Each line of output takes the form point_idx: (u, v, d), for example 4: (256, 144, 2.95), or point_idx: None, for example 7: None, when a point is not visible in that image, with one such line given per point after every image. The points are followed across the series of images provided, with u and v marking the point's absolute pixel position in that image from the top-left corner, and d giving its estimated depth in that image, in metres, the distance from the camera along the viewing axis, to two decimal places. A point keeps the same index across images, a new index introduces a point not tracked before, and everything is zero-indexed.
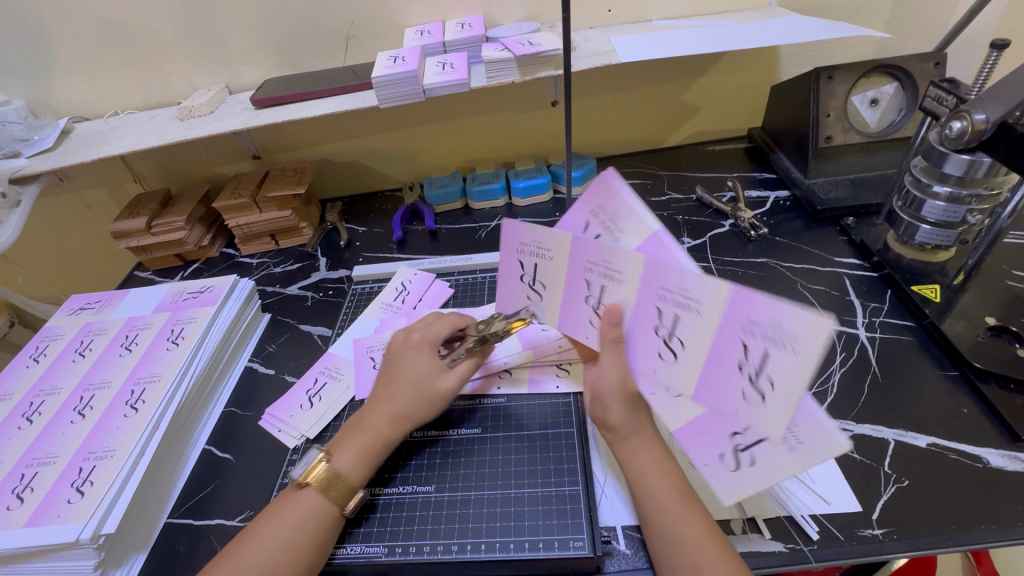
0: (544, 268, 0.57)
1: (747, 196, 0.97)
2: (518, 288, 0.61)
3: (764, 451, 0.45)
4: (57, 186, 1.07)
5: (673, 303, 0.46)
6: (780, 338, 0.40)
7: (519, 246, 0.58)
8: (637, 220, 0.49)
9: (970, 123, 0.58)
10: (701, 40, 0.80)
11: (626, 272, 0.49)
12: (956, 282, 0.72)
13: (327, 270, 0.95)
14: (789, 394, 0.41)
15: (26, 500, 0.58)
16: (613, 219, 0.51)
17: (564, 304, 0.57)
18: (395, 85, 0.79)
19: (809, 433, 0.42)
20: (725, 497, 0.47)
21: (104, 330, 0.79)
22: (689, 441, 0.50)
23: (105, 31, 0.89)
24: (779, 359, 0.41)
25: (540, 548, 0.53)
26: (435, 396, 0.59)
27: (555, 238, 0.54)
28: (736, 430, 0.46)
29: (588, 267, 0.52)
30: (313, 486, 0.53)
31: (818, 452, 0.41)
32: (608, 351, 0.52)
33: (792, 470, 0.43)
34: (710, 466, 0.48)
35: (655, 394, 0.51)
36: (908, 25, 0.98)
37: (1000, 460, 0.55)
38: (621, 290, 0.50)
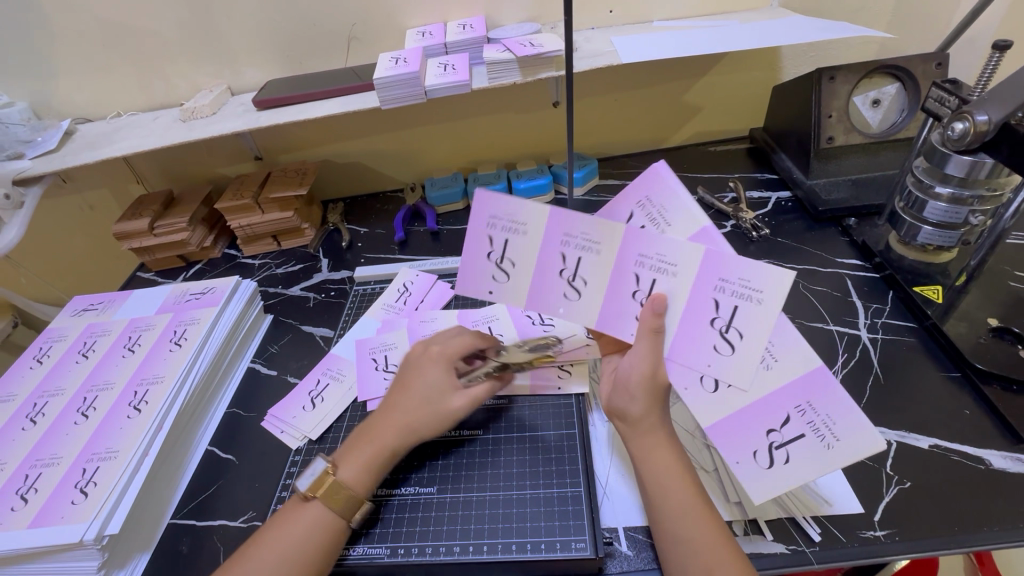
0: (515, 245, 0.51)
1: (748, 196, 0.97)
2: (480, 268, 0.53)
3: (801, 447, 0.48)
4: (60, 187, 1.07)
5: (651, 269, 0.48)
6: (749, 295, 0.46)
7: (489, 220, 0.50)
8: (685, 210, 0.48)
9: (972, 124, 0.58)
10: (704, 40, 0.80)
11: (604, 241, 0.48)
12: (958, 283, 0.72)
13: (328, 271, 0.96)
14: (790, 368, 0.47)
15: (30, 500, 0.58)
16: (658, 211, 0.50)
17: (534, 282, 0.52)
18: (396, 85, 0.79)
19: (844, 428, 0.46)
20: (755, 494, 0.48)
21: (108, 331, 0.79)
22: (722, 439, 0.50)
23: (107, 33, 0.90)
24: (747, 314, 0.46)
25: (542, 549, 0.53)
26: (446, 412, 0.58)
27: (534, 211, 0.49)
28: (774, 427, 0.49)
29: (565, 240, 0.49)
30: (319, 499, 0.53)
31: (856, 447, 0.46)
32: (642, 338, 0.50)
33: (829, 466, 0.47)
34: (742, 463, 0.49)
35: (686, 389, 0.51)
36: (909, 25, 0.98)
37: (1003, 462, 0.55)
38: (599, 260, 0.49)
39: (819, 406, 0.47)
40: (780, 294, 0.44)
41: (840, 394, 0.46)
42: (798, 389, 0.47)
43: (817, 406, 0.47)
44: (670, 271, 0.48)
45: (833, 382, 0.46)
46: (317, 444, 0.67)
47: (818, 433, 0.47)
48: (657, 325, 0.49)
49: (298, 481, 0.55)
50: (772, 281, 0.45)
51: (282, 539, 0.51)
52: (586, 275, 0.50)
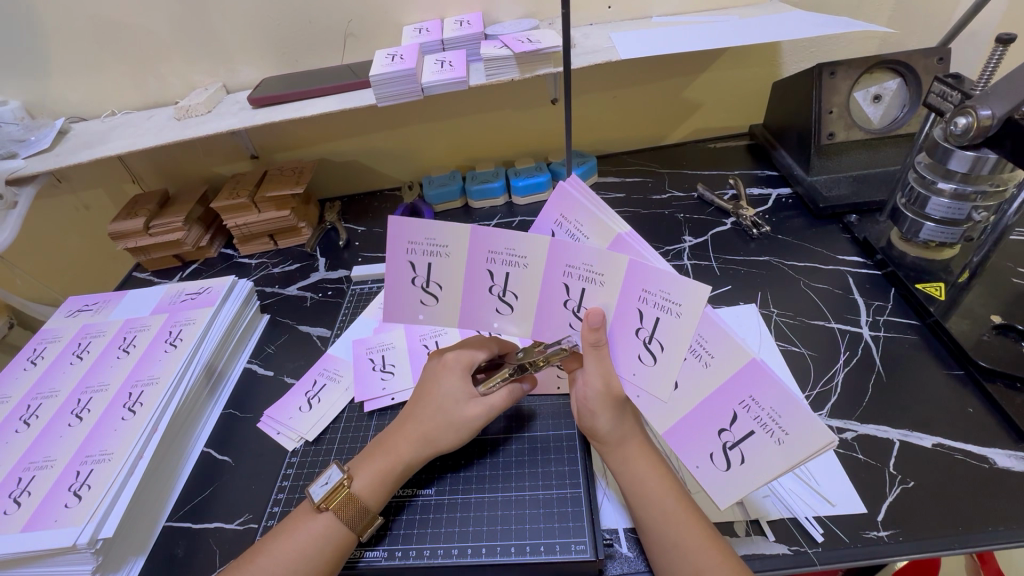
0: (439, 268, 0.49)
1: (749, 193, 0.97)
2: (406, 295, 0.51)
3: (753, 445, 0.44)
4: (55, 187, 1.07)
5: (580, 278, 0.46)
6: (669, 307, 0.43)
7: (406, 246, 0.47)
8: (597, 221, 0.47)
9: (976, 118, 0.57)
10: (703, 35, 0.80)
11: (530, 257, 0.46)
12: (961, 280, 0.71)
13: (326, 270, 0.95)
14: (729, 365, 0.43)
15: (23, 504, 0.57)
16: (575, 226, 0.48)
17: (467, 300, 0.51)
18: (393, 83, 0.78)
19: (791, 422, 0.41)
20: (721, 499, 0.47)
21: (103, 332, 0.78)
22: (679, 444, 0.49)
23: (101, 31, 0.89)
24: (668, 325, 0.44)
25: (541, 552, 0.53)
26: (462, 421, 0.57)
27: (453, 233, 0.46)
28: (724, 427, 0.45)
29: (490, 257, 0.47)
30: (331, 511, 0.52)
31: (806, 442, 0.41)
32: (591, 354, 0.49)
33: (783, 463, 0.43)
34: (702, 467, 0.48)
35: (639, 396, 0.50)
36: (910, 19, 0.97)
37: (1008, 461, 0.55)
38: (528, 274, 0.47)
39: (763, 401, 0.42)
40: (699, 307, 0.41)
41: (781, 387, 0.41)
42: (739, 383, 0.43)
43: (760, 401, 0.42)
44: (598, 282, 0.45)
45: (770, 372, 0.41)
46: (314, 445, 0.66)
47: (767, 428, 0.43)
48: (596, 339, 0.48)
49: (311, 489, 0.54)
50: (686, 291, 0.41)
51: (292, 549, 0.50)
52: (515, 290, 0.49)
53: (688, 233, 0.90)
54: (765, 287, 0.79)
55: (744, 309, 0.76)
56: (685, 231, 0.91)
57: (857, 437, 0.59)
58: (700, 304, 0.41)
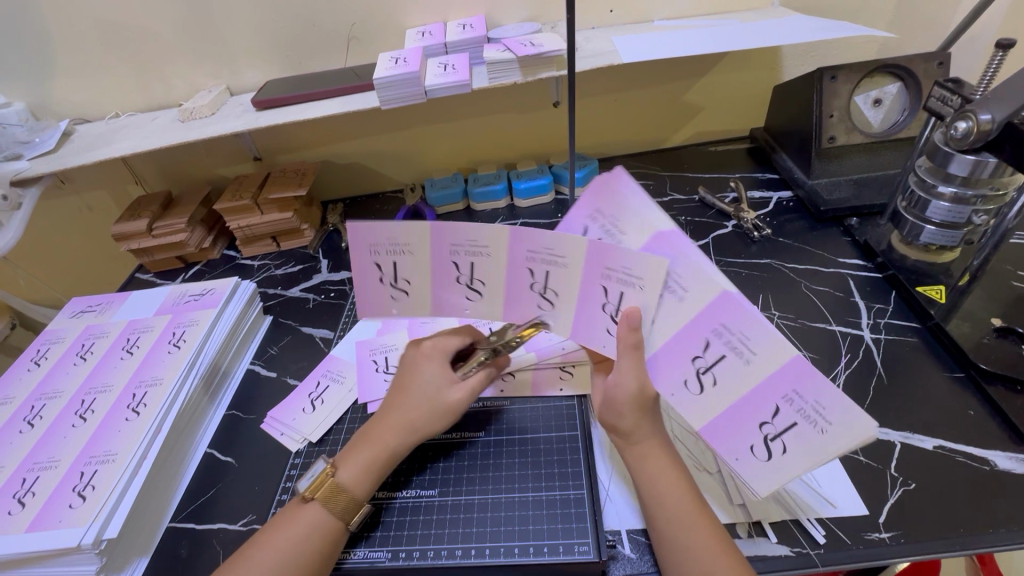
0: (405, 265, 0.51)
1: (750, 196, 0.97)
2: (377, 292, 0.54)
3: (796, 438, 0.44)
4: (58, 189, 1.07)
5: (620, 280, 0.47)
6: (676, 291, 0.45)
7: (371, 248, 0.50)
8: (639, 217, 0.47)
9: (976, 123, 0.58)
10: (705, 39, 0.80)
11: (491, 245, 0.48)
12: (962, 283, 0.70)
13: (328, 272, 0.95)
14: (770, 359, 0.43)
15: (27, 504, 0.57)
16: (611, 221, 0.49)
17: (437, 291, 0.53)
18: (397, 86, 0.79)
19: (836, 413, 0.41)
20: (762, 489, 0.47)
21: (106, 333, 0.79)
22: (717, 439, 0.49)
23: (105, 33, 0.89)
24: (667, 306, 0.46)
25: (544, 553, 0.53)
26: (444, 407, 0.58)
27: (413, 232, 0.48)
28: (766, 420, 0.45)
29: (453, 250, 0.49)
30: (318, 500, 0.53)
31: (849, 433, 0.41)
32: (626, 357, 0.49)
33: (827, 454, 0.43)
34: (742, 460, 0.48)
35: (673, 394, 0.50)
36: (910, 24, 0.98)
37: (1008, 463, 0.55)
38: (492, 261, 0.50)
39: (807, 394, 0.42)
40: (703, 292, 0.44)
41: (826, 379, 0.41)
42: (781, 377, 0.43)
43: (805, 394, 0.42)
44: (636, 284, 0.46)
45: (813, 365, 0.41)
46: (318, 446, 0.66)
47: (810, 420, 0.43)
48: (636, 339, 0.48)
49: (298, 483, 0.55)
50: (698, 279, 0.44)
51: (280, 541, 0.50)
52: (482, 277, 0.51)
53: (689, 235, 0.91)
54: (767, 289, 0.79)
55: None
56: (686, 234, 0.91)
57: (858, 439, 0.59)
58: (705, 290, 0.44)
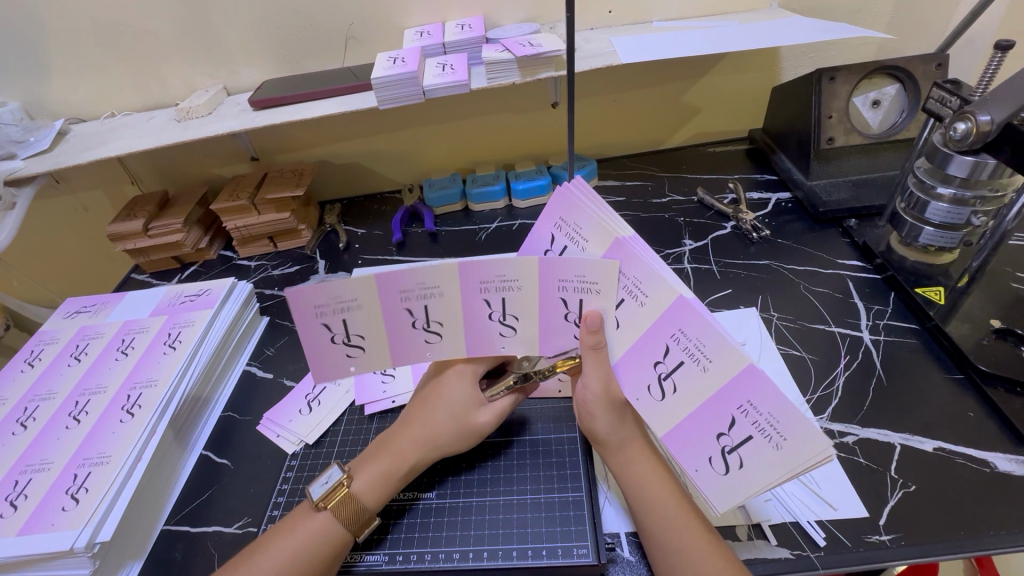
0: (355, 320, 0.49)
1: (748, 197, 0.97)
2: (330, 353, 0.51)
3: (752, 451, 0.43)
4: (53, 188, 1.06)
5: (576, 290, 0.47)
6: (636, 295, 0.45)
7: (316, 311, 0.47)
8: (597, 224, 0.46)
9: (975, 124, 0.57)
10: (704, 40, 0.80)
11: (443, 285, 0.47)
12: (960, 285, 0.71)
13: (326, 272, 0.95)
14: (726, 368, 0.43)
15: (19, 507, 0.57)
16: (575, 229, 0.48)
17: (394, 339, 0.51)
18: (395, 86, 0.78)
19: (790, 427, 0.41)
20: (720, 505, 0.46)
21: (101, 333, 0.78)
22: (677, 448, 0.48)
23: (101, 32, 0.89)
24: (629, 309, 0.46)
25: (542, 556, 0.52)
26: (469, 429, 0.57)
27: (359, 285, 0.47)
28: (722, 431, 0.45)
29: (404, 296, 0.48)
30: (331, 512, 0.52)
31: (805, 450, 0.40)
32: (588, 358, 0.50)
33: (781, 470, 0.42)
34: (701, 472, 0.47)
35: (638, 399, 0.50)
36: (908, 26, 0.98)
37: (1008, 465, 0.55)
38: (446, 302, 0.48)
39: (762, 406, 0.42)
40: (663, 300, 0.44)
41: (779, 391, 0.40)
42: (737, 388, 0.43)
43: (759, 406, 0.42)
44: (595, 290, 0.47)
45: (764, 376, 0.41)
46: (314, 448, 0.66)
47: (766, 434, 0.42)
48: (596, 341, 0.48)
49: (311, 488, 0.53)
50: (657, 285, 0.44)
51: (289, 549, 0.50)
52: (438, 319, 0.50)
53: (688, 236, 0.91)
54: (766, 291, 0.79)
55: (744, 313, 0.76)
56: (685, 235, 0.91)
57: (859, 441, 0.59)
58: (665, 297, 0.44)
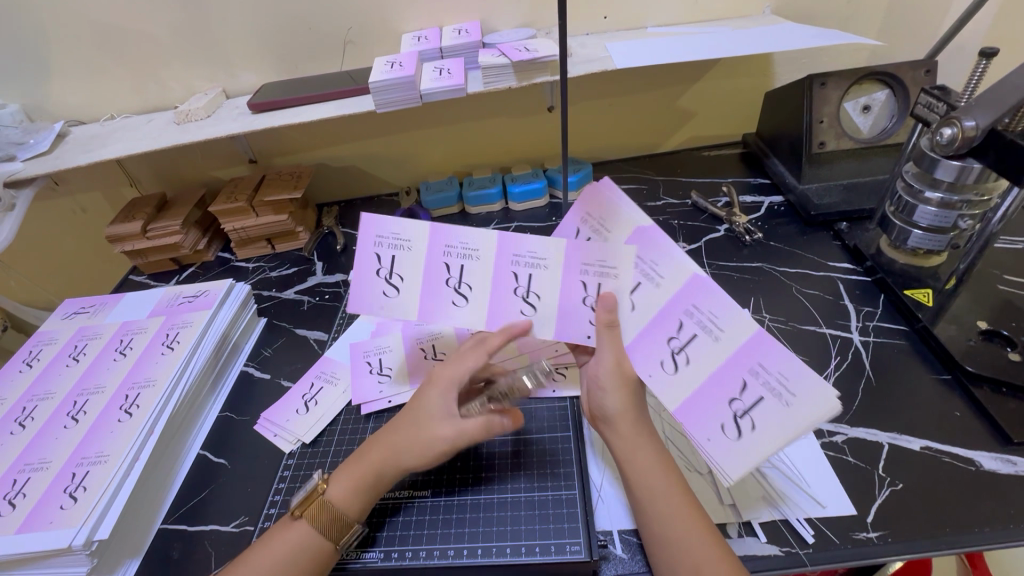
0: (403, 261, 0.54)
1: (742, 201, 0.98)
2: (370, 286, 0.55)
3: (763, 412, 0.45)
4: (52, 190, 1.07)
5: (595, 274, 0.51)
6: (653, 277, 0.49)
7: (375, 240, 0.54)
8: (620, 216, 0.51)
9: (961, 129, 0.59)
10: (697, 46, 0.81)
11: (482, 248, 0.53)
12: (948, 286, 0.72)
13: (323, 274, 0.95)
14: (737, 336, 0.46)
15: (18, 506, 0.57)
16: (599, 222, 0.52)
17: (424, 295, 0.55)
18: (392, 90, 0.79)
19: (798, 382, 0.44)
20: (730, 472, 0.46)
21: (99, 334, 0.79)
22: (688, 419, 0.49)
23: (102, 35, 0.89)
24: (646, 291, 0.50)
25: (535, 552, 0.53)
26: (429, 439, 0.54)
27: (415, 227, 0.53)
28: (734, 395, 0.47)
29: (447, 251, 0.54)
30: (308, 519, 0.53)
31: (812, 402, 0.43)
32: (603, 338, 0.52)
33: (791, 428, 0.44)
34: (712, 441, 0.48)
35: (650, 375, 0.51)
36: (898, 31, 0.99)
37: (993, 463, 0.56)
38: (480, 265, 0.54)
39: (772, 366, 0.45)
40: (678, 279, 0.48)
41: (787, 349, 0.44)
42: (748, 352, 0.46)
43: (769, 366, 0.45)
44: (610, 274, 0.51)
45: (771, 337, 0.45)
46: (311, 447, 0.66)
47: (774, 392, 0.45)
48: (611, 320, 0.51)
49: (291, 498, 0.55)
50: (673, 265, 0.48)
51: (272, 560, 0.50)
52: (469, 282, 0.54)
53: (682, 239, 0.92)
54: (758, 293, 0.80)
55: None
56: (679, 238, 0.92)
57: (848, 440, 0.60)
58: (680, 276, 0.48)
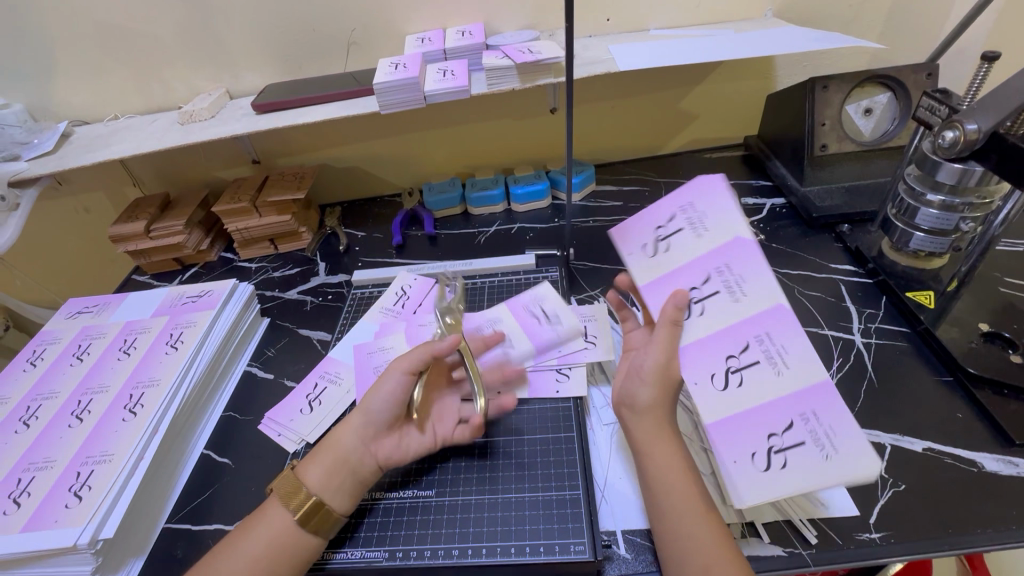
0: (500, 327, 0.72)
1: (743, 203, 0.98)
2: (493, 356, 0.70)
3: (800, 457, 0.43)
4: (55, 190, 1.07)
5: (649, 248, 0.55)
6: (733, 290, 0.49)
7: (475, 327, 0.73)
8: (726, 221, 0.51)
9: (963, 132, 0.59)
10: (700, 48, 0.82)
11: (544, 292, 0.75)
12: (949, 289, 0.73)
13: (326, 275, 0.96)
14: (797, 378, 0.45)
15: (23, 504, 0.57)
16: (698, 218, 0.53)
17: (531, 333, 0.71)
18: (396, 91, 0.80)
19: (846, 441, 0.42)
20: (745, 498, 0.44)
21: (103, 334, 0.79)
22: (720, 439, 0.46)
23: (107, 36, 0.90)
24: (721, 301, 0.50)
25: (540, 552, 0.53)
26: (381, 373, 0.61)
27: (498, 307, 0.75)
28: (775, 430, 0.45)
29: (527, 306, 0.74)
30: (280, 497, 0.54)
31: (856, 463, 0.41)
32: (662, 330, 0.50)
33: (829, 480, 0.42)
34: (737, 464, 0.45)
35: (695, 384, 0.49)
36: (899, 35, 1.00)
37: (995, 465, 0.56)
38: (552, 299, 0.74)
39: (825, 418, 0.44)
40: (760, 304, 0.48)
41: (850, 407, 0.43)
42: (803, 397, 0.45)
43: (822, 416, 0.44)
44: (666, 255, 0.53)
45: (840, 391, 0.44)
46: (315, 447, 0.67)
47: (819, 441, 0.43)
48: (677, 316, 0.50)
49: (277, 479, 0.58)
50: (763, 289, 0.48)
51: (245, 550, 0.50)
52: (553, 310, 0.73)
53: None
54: None
55: None
56: None
57: None
58: (762, 302, 0.48)
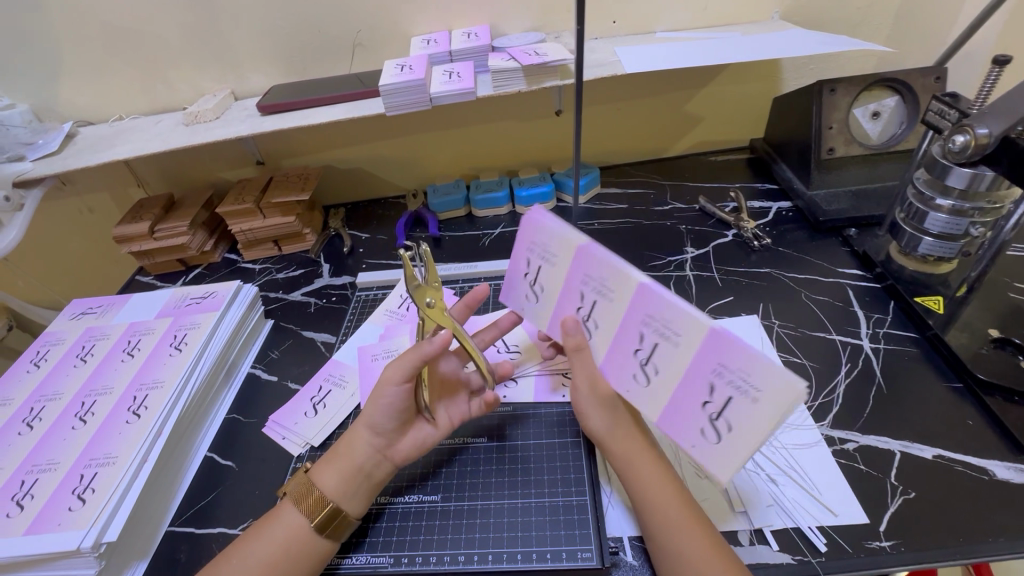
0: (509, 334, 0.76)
1: (750, 206, 0.98)
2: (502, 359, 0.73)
3: (736, 412, 0.44)
4: (60, 190, 1.07)
5: (534, 284, 0.58)
6: (604, 292, 0.52)
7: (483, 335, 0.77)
8: (562, 238, 0.54)
9: (973, 137, 0.58)
10: (707, 51, 0.81)
11: None
12: (958, 294, 0.72)
13: (330, 277, 0.95)
14: (692, 342, 0.46)
15: (26, 507, 0.57)
16: (543, 249, 0.56)
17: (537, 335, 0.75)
18: (401, 93, 0.79)
19: (761, 378, 0.42)
20: (721, 474, 0.46)
21: (107, 335, 0.78)
22: (669, 426, 0.49)
23: (112, 37, 0.90)
24: (604, 308, 0.52)
25: (546, 559, 0.53)
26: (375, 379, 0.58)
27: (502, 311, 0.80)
28: (705, 399, 0.46)
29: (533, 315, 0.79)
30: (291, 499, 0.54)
31: (779, 399, 0.41)
32: (575, 359, 0.54)
33: (765, 427, 0.42)
34: (697, 447, 0.47)
35: (629, 391, 0.52)
36: (907, 38, 0.99)
37: (1006, 473, 0.56)
38: None
39: (733, 365, 0.44)
40: (626, 292, 0.50)
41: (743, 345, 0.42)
42: (708, 355, 0.45)
43: (730, 365, 0.44)
44: (546, 287, 0.57)
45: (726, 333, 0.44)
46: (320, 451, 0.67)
47: (740, 390, 0.43)
48: (576, 343, 0.53)
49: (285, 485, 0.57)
50: (620, 279, 0.50)
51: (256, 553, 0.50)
52: None
53: (690, 244, 0.92)
54: (767, 298, 0.80)
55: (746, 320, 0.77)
56: (687, 242, 0.92)
57: (859, 448, 0.60)
58: (627, 289, 0.50)
